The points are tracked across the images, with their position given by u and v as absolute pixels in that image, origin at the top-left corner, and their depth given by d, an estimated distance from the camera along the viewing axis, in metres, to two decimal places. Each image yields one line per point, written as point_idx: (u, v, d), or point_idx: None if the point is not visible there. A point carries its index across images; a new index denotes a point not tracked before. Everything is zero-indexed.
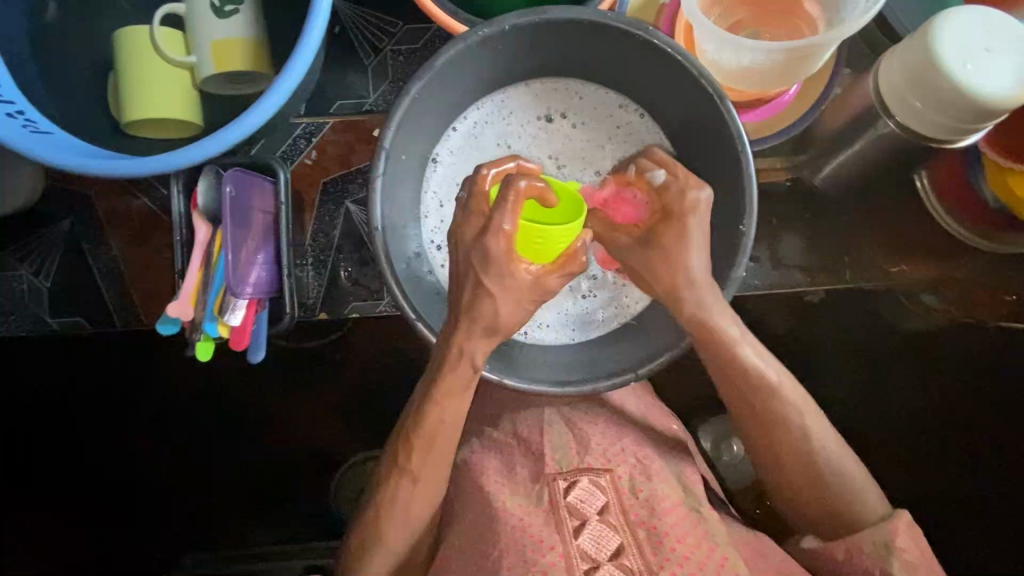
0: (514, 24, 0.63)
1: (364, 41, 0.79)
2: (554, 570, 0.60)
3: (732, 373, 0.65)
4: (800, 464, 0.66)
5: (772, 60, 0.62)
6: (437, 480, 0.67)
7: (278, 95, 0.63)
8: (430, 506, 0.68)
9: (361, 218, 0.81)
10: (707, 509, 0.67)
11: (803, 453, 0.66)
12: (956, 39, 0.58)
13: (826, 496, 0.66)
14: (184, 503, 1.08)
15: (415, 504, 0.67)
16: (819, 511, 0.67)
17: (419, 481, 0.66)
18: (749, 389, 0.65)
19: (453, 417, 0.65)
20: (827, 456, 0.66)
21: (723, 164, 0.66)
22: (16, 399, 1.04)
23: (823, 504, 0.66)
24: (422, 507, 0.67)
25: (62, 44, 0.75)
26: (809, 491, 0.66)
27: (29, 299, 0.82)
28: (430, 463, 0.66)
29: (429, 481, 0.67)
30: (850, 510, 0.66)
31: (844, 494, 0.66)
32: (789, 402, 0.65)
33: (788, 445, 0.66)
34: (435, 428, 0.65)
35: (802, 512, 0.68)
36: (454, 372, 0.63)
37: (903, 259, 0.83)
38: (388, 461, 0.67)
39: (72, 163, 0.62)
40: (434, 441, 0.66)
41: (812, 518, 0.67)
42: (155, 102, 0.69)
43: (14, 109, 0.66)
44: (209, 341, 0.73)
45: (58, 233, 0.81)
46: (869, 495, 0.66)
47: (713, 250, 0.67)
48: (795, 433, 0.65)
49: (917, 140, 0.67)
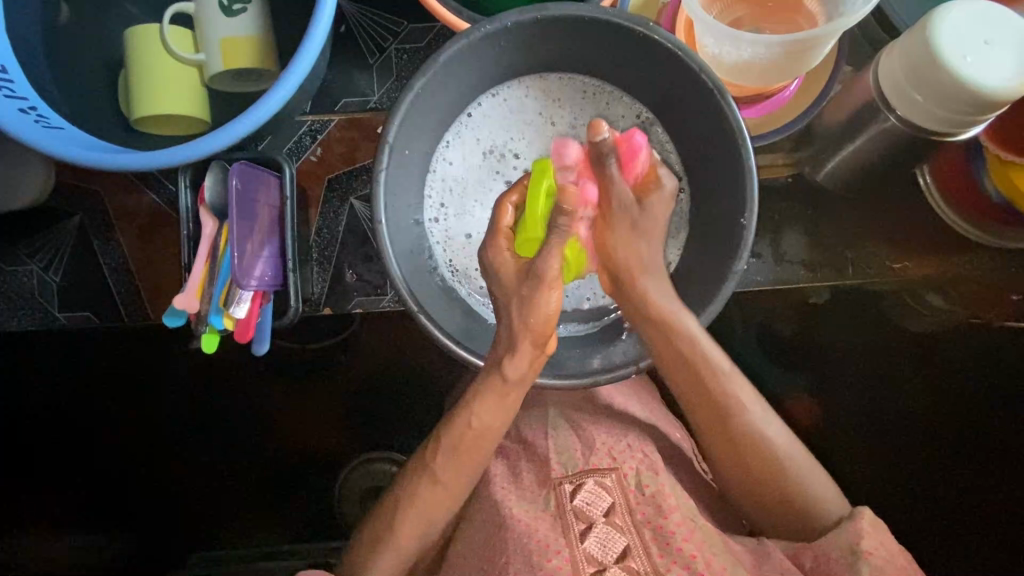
0: (516, 21, 0.64)
1: (369, 40, 0.81)
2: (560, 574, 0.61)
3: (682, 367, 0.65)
4: (735, 446, 0.66)
5: (771, 53, 0.63)
6: (459, 486, 0.67)
7: (284, 89, 0.63)
8: (441, 519, 0.68)
9: (365, 213, 0.82)
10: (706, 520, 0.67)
11: (747, 436, 0.65)
12: (955, 32, 0.58)
13: (776, 477, 0.66)
14: (188, 502, 1.09)
15: (437, 508, 0.67)
16: (770, 496, 0.66)
17: (445, 480, 0.66)
18: (690, 377, 0.65)
19: (491, 423, 0.65)
20: (768, 434, 0.65)
21: (724, 157, 0.66)
22: (19, 396, 1.04)
23: (778, 494, 0.66)
24: (444, 511, 0.68)
25: (74, 43, 0.76)
26: (762, 470, 0.66)
27: (38, 295, 0.83)
28: (455, 468, 0.66)
29: (453, 483, 0.66)
30: (794, 485, 0.65)
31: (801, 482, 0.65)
32: (726, 389, 0.65)
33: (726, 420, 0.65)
34: (463, 431, 0.65)
35: (756, 504, 0.67)
36: (486, 394, 0.63)
37: (906, 255, 0.83)
38: (419, 460, 0.68)
39: (83, 156, 0.63)
40: (470, 448, 0.66)
41: (769, 505, 0.67)
42: (162, 100, 0.70)
43: (27, 105, 0.67)
44: (214, 333, 0.74)
45: (68, 229, 0.82)
46: (821, 494, 0.66)
47: (716, 243, 0.68)
48: (732, 416, 0.65)
49: (917, 133, 0.67)
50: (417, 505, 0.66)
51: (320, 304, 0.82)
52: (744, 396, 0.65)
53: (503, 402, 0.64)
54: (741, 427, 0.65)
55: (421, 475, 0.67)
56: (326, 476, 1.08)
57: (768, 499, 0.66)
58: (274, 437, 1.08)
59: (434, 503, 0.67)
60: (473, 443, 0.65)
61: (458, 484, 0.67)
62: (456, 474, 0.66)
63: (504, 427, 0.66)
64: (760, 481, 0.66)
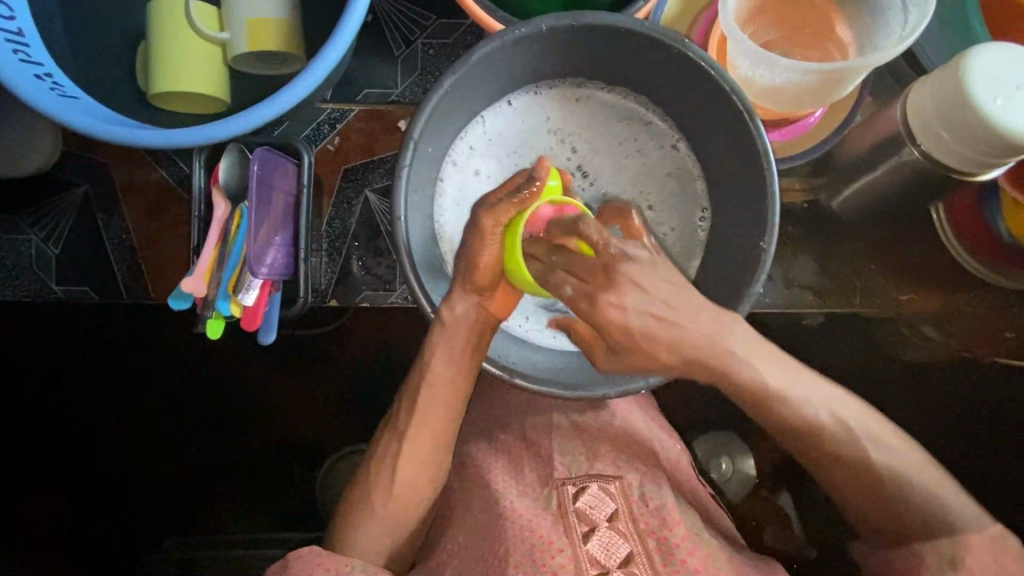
0: (551, 26, 0.63)
1: (395, 31, 0.79)
2: (563, 572, 0.61)
3: (784, 406, 0.63)
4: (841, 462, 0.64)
5: (805, 81, 0.63)
6: (430, 450, 0.68)
7: (312, 77, 0.62)
8: (421, 501, 0.69)
9: (380, 207, 0.81)
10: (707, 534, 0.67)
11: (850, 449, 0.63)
12: (986, 75, 0.59)
13: (892, 479, 0.63)
14: (165, 489, 1.07)
15: (416, 483, 0.68)
16: (882, 505, 0.64)
17: (415, 445, 0.67)
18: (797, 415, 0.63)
19: (447, 378, 0.67)
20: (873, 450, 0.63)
21: (749, 177, 0.66)
22: (14, 392, 1.01)
23: (886, 499, 0.64)
24: (422, 493, 0.69)
25: (88, 8, 0.73)
26: (869, 481, 0.64)
27: (36, 264, 0.81)
28: (421, 427, 0.67)
29: (416, 451, 0.68)
30: (913, 492, 0.63)
31: (906, 481, 0.63)
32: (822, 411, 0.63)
33: (831, 445, 0.63)
34: (426, 390, 0.67)
35: (870, 506, 0.64)
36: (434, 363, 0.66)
37: (911, 288, 0.84)
38: (390, 426, 0.69)
39: (95, 128, 0.61)
40: (434, 410, 0.67)
41: (877, 512, 0.65)
42: (184, 77, 0.69)
43: (43, 71, 0.65)
44: (220, 320, 0.72)
45: (73, 200, 0.80)
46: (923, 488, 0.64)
47: (734, 265, 0.68)
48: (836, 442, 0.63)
49: (940, 170, 0.68)
50: (386, 484, 0.68)
51: (326, 296, 0.81)
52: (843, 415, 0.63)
53: (458, 351, 0.66)
54: (825, 431, 0.63)
55: (415, 465, 0.68)
56: (315, 466, 1.07)
57: (885, 507, 0.64)
58: (266, 423, 1.06)
59: (415, 474, 0.68)
60: (426, 410, 0.67)
61: (423, 458, 0.68)
62: (419, 442, 0.67)
63: (464, 386, 0.68)
64: (870, 494, 0.64)
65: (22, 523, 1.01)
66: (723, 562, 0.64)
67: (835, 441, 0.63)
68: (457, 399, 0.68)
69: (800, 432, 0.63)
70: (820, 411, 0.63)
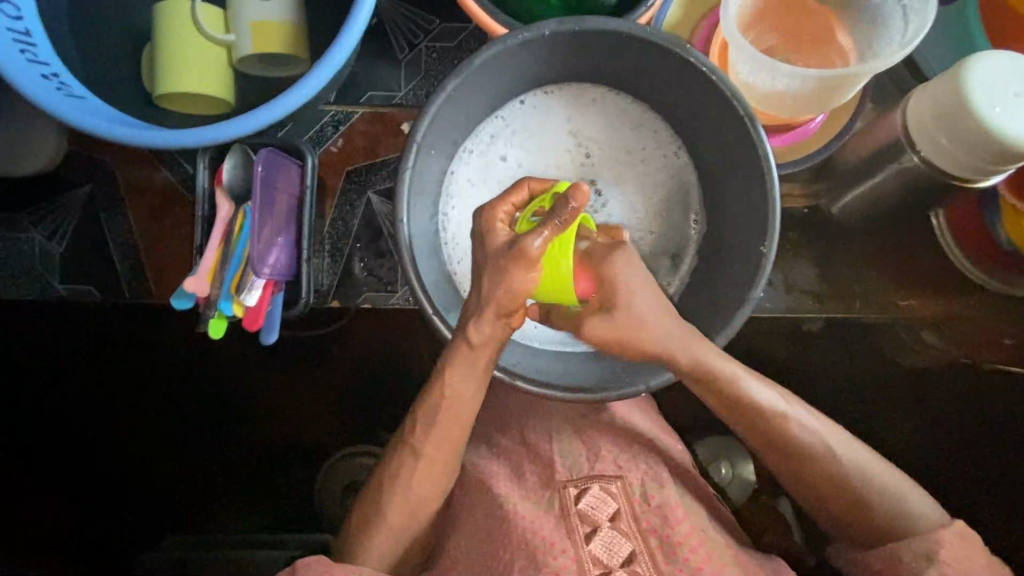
0: (554, 30, 0.64)
1: (399, 35, 0.80)
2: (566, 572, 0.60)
3: (754, 411, 0.63)
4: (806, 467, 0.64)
5: (806, 86, 0.64)
6: (442, 458, 0.67)
7: (316, 79, 0.62)
8: (428, 507, 0.68)
9: (382, 209, 0.81)
10: (712, 530, 0.67)
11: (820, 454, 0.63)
12: (985, 83, 0.59)
13: (860, 485, 0.64)
14: (164, 488, 1.07)
15: (418, 488, 0.67)
16: (852, 512, 0.64)
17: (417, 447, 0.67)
18: (763, 421, 0.63)
19: (460, 391, 0.64)
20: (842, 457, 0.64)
21: (750, 182, 0.66)
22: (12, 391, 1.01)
23: (850, 505, 0.64)
24: (432, 498, 0.68)
25: (95, 10, 0.74)
26: (836, 489, 0.64)
27: (39, 263, 0.81)
28: (430, 438, 0.66)
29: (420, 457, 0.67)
30: (880, 499, 0.63)
31: (875, 487, 0.63)
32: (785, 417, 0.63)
33: (797, 453, 0.64)
34: (435, 396, 0.65)
35: (837, 511, 0.65)
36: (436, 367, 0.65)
37: (912, 294, 0.84)
38: (401, 439, 0.68)
39: (99, 128, 0.61)
40: (443, 418, 0.66)
41: (847, 517, 0.65)
42: (189, 78, 0.69)
43: (50, 71, 0.65)
44: (221, 319, 0.73)
45: (77, 199, 0.81)
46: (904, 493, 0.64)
47: (736, 269, 0.68)
48: (804, 448, 0.63)
49: (939, 176, 0.68)
50: (386, 485, 0.67)
51: (328, 296, 0.81)
52: (811, 420, 0.64)
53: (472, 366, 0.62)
54: (792, 435, 0.63)
55: (417, 469, 0.67)
56: (315, 467, 1.07)
57: (858, 512, 0.64)
58: (266, 423, 1.06)
59: (417, 476, 0.67)
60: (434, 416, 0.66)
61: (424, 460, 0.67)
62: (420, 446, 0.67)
63: (474, 402, 0.65)
64: (838, 499, 0.65)
65: (22, 523, 1.01)
66: (730, 563, 0.64)
67: (799, 450, 0.63)
68: (470, 409, 0.66)
69: (769, 437, 0.64)
70: (787, 416, 0.63)
